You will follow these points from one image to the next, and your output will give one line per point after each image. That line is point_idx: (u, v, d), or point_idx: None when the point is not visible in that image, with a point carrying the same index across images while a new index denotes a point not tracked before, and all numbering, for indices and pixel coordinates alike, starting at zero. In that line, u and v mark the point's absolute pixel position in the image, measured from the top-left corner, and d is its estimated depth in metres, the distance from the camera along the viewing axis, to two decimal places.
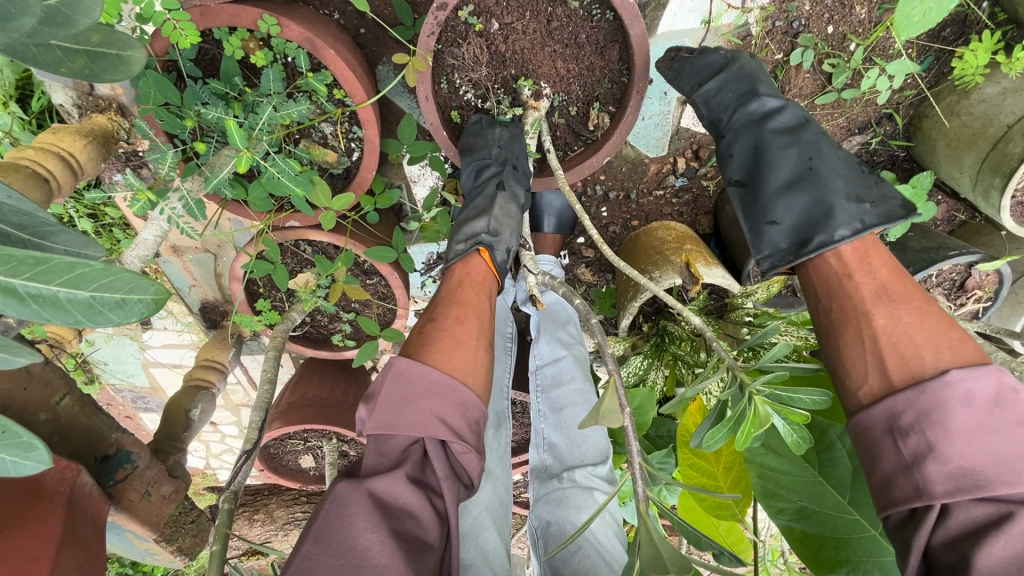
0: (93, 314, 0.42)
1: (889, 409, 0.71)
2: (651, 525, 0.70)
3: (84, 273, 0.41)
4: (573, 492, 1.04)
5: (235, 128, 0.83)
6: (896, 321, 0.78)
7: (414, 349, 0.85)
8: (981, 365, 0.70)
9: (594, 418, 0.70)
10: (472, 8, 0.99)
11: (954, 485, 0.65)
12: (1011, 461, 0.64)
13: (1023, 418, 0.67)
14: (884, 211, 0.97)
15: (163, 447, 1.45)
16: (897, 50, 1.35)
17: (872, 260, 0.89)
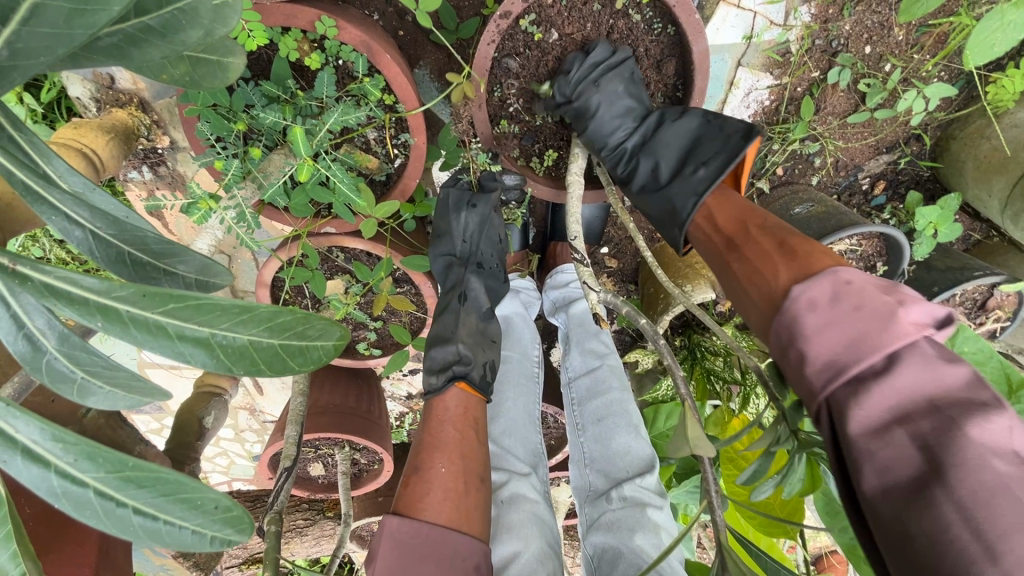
0: (277, 363, 0.41)
1: (776, 335, 0.69)
2: (736, 558, 0.67)
3: (284, 321, 0.41)
4: (627, 512, 1.01)
5: (299, 136, 0.80)
6: (751, 260, 0.77)
7: (403, 506, 0.85)
8: (820, 272, 0.67)
9: (680, 446, 0.67)
10: (533, 17, 0.97)
11: (827, 380, 0.61)
12: (862, 338, 0.60)
13: (861, 301, 0.62)
14: (719, 166, 0.89)
15: (177, 456, 1.40)
16: (930, 73, 1.37)
17: (718, 214, 0.87)
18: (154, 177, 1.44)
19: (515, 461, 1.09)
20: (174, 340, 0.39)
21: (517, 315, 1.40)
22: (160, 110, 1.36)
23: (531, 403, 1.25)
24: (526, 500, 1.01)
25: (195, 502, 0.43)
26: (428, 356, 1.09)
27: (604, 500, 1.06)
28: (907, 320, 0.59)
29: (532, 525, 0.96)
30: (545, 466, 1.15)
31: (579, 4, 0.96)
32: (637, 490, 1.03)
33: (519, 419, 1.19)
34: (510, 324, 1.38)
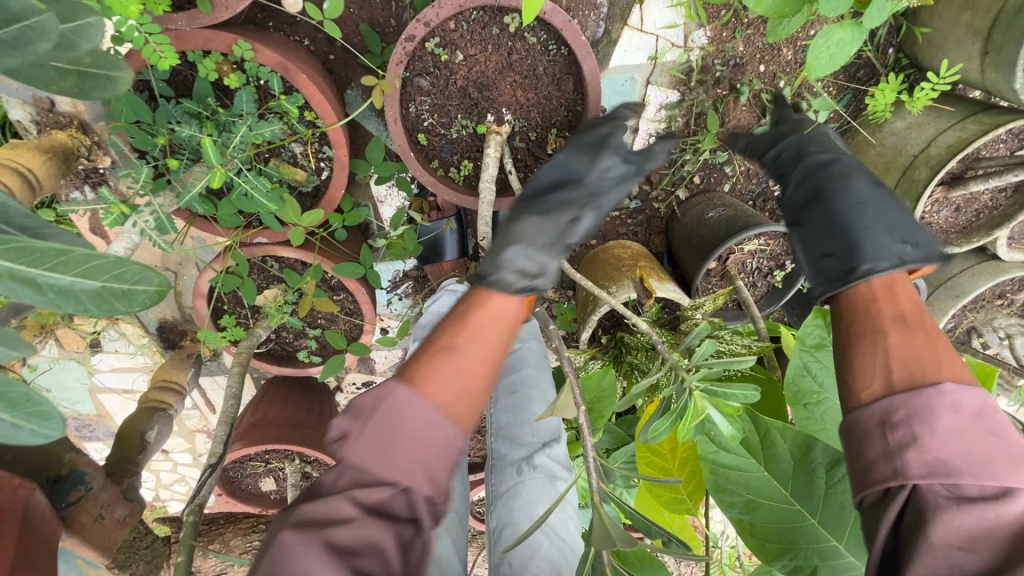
0: (101, 303, 0.53)
1: (882, 406, 0.66)
2: (604, 512, 0.74)
3: (98, 265, 0.53)
4: (533, 484, 1.10)
5: (210, 146, 0.87)
6: (902, 334, 0.71)
7: (414, 374, 0.68)
8: (969, 382, 0.65)
9: (550, 413, 0.75)
10: (438, 40, 1.07)
11: (928, 473, 0.61)
12: (986, 461, 0.61)
13: (1000, 429, 0.63)
14: (924, 250, 0.86)
15: (117, 470, 1.41)
16: (819, 88, 1.51)
17: (897, 287, 0.79)
18: (96, 196, 1.48)
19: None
20: (5, 280, 0.49)
21: (450, 310, 1.46)
22: (102, 132, 1.41)
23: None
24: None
25: (14, 400, 0.57)
26: (496, 261, 0.83)
27: (514, 470, 1.13)
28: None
29: None
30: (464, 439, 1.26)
31: (479, 28, 1.07)
32: (547, 463, 1.13)
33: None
34: (439, 320, 1.43)
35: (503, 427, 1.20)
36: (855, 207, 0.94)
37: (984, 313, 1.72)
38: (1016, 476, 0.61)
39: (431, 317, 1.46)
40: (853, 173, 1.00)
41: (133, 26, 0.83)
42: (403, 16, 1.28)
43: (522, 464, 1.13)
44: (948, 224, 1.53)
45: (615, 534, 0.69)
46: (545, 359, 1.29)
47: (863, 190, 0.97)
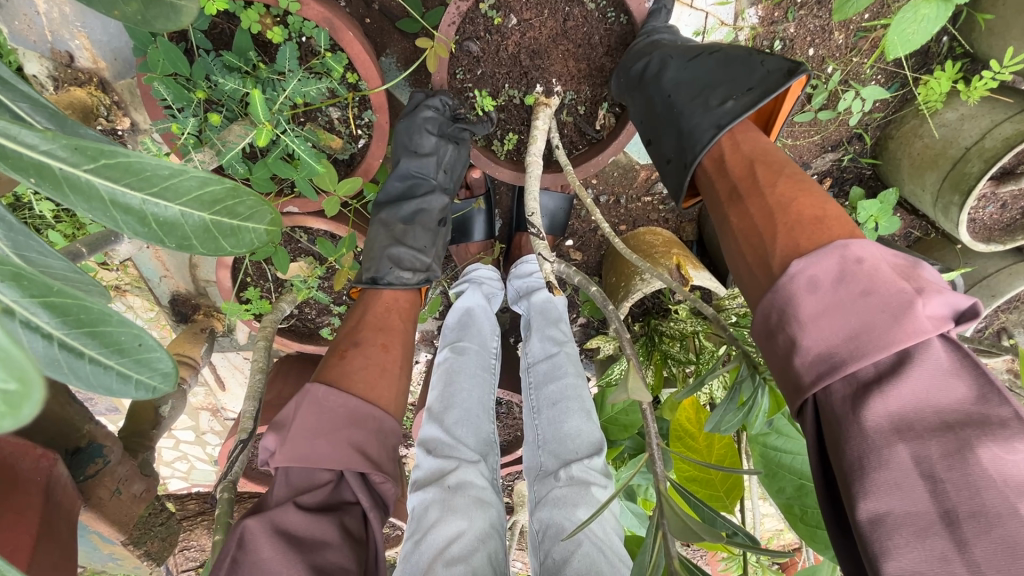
0: (208, 241, 0.36)
1: (762, 314, 0.71)
2: (672, 501, 0.72)
3: (214, 192, 0.35)
4: (570, 489, 1.06)
5: (257, 100, 0.82)
6: (748, 216, 0.77)
7: (333, 375, 0.91)
8: (825, 246, 0.67)
9: (622, 395, 0.72)
10: (492, 1, 1.02)
11: (819, 372, 0.62)
12: (863, 331, 0.60)
13: (869, 285, 0.62)
14: (749, 101, 0.86)
15: (131, 445, 1.36)
16: (868, 75, 1.46)
17: (729, 166, 0.84)
18: None
19: (465, 448, 1.13)
20: (106, 207, 0.32)
21: (478, 306, 1.40)
22: (121, 92, 1.35)
23: (486, 393, 1.28)
24: (472, 487, 1.06)
25: (123, 347, 0.37)
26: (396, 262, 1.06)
27: (554, 475, 1.11)
28: (923, 314, 0.59)
29: (475, 508, 1.03)
30: (496, 453, 1.21)
31: None
32: (585, 467, 1.09)
33: (472, 408, 1.21)
34: (468, 315, 1.38)
35: (544, 435, 1.19)
36: (668, 101, 0.96)
37: (1017, 314, 1.69)
38: (898, 335, 0.58)
39: (459, 313, 1.39)
40: (664, 60, 0.97)
41: None
42: None
43: (561, 470, 1.10)
44: (992, 221, 1.50)
45: (697, 527, 0.67)
46: (582, 368, 1.27)
47: (682, 72, 0.96)
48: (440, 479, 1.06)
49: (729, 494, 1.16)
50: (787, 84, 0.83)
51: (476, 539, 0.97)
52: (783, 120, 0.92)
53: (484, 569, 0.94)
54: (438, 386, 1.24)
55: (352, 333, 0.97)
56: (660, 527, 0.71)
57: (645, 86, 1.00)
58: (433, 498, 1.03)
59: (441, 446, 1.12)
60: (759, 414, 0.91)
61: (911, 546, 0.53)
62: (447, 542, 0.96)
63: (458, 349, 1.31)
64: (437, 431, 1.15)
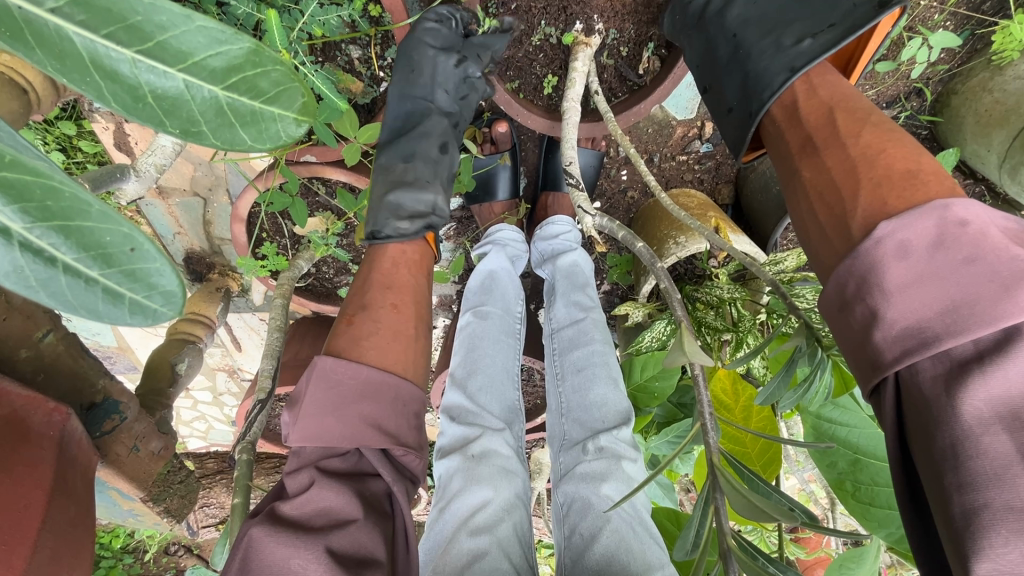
0: (222, 130, 0.27)
1: (835, 283, 0.60)
2: (727, 474, 0.66)
3: (225, 54, 0.26)
4: (596, 463, 1.01)
5: (271, 26, 0.72)
6: (822, 170, 0.66)
7: (342, 346, 0.83)
8: (919, 205, 0.56)
9: (677, 357, 0.64)
10: None
11: (905, 349, 0.53)
12: (965, 304, 0.50)
13: (975, 251, 0.51)
14: (832, 38, 0.74)
15: (148, 402, 1.34)
16: (937, 22, 1.33)
17: (802, 114, 0.73)
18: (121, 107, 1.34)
19: (490, 417, 1.08)
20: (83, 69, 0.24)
21: (502, 269, 1.33)
22: None
23: (510, 358, 1.22)
24: (498, 456, 1.01)
25: (109, 252, 0.27)
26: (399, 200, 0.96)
27: (577, 451, 1.06)
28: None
29: (500, 479, 0.99)
30: (521, 420, 1.15)
31: None
32: (611, 442, 1.03)
33: (496, 375, 1.16)
34: (492, 278, 1.32)
35: (567, 405, 1.14)
36: (734, 41, 0.85)
37: None
38: (1012, 309, 0.48)
39: (481, 276, 1.32)
40: None
41: None
42: None
43: (585, 446, 1.04)
44: None
45: (759, 503, 0.60)
46: (609, 333, 1.20)
47: (751, 9, 0.85)
48: (464, 446, 1.02)
49: (766, 468, 1.10)
50: (881, 17, 0.70)
51: (501, 507, 0.94)
52: (865, 66, 0.80)
53: (509, 540, 0.91)
54: (461, 351, 1.19)
55: (381, 291, 0.90)
56: (715, 501, 0.65)
57: (707, 27, 0.89)
58: (456, 466, 0.99)
59: (465, 415, 1.08)
60: (817, 391, 0.83)
61: (1012, 545, 0.44)
62: (472, 510, 0.92)
63: (481, 314, 1.24)
64: (461, 397, 1.10)
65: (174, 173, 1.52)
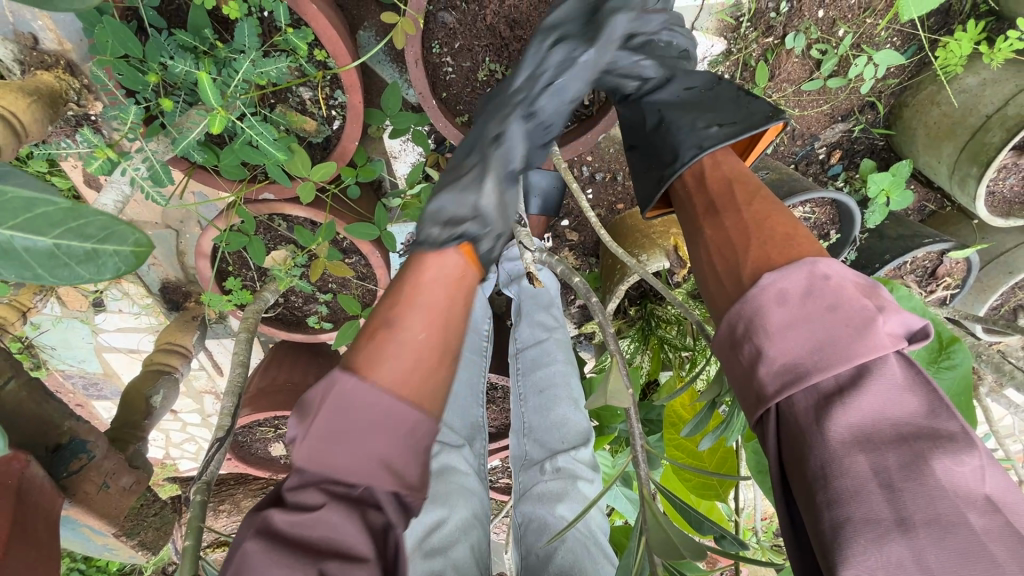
0: (57, 269, 0.32)
1: (726, 325, 0.64)
2: (655, 506, 0.68)
3: (45, 213, 0.32)
4: (556, 481, 1.04)
5: (206, 83, 0.75)
6: (721, 229, 0.70)
7: (360, 361, 0.62)
8: (794, 261, 0.61)
9: (600, 398, 0.66)
10: None
11: (782, 384, 0.57)
12: (829, 344, 0.55)
13: (835, 300, 0.57)
14: (733, 130, 0.81)
15: (122, 435, 1.36)
16: (883, 39, 1.36)
17: (708, 181, 0.78)
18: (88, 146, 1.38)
19: (449, 434, 1.11)
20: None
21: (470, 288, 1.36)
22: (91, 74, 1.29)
23: (476, 376, 1.23)
24: (456, 474, 1.04)
25: None
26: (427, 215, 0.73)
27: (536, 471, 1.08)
28: (883, 331, 0.55)
29: (460, 500, 0.99)
30: (483, 439, 1.17)
31: None
32: (571, 462, 1.06)
33: (460, 393, 1.17)
34: None
35: (529, 425, 1.18)
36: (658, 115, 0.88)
37: None
38: (865, 349, 0.54)
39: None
40: (664, 80, 0.90)
41: None
42: None
43: (545, 465, 1.08)
44: (1011, 195, 1.39)
45: (679, 542, 0.63)
46: (572, 354, 1.24)
47: (676, 95, 0.89)
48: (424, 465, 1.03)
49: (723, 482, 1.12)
50: (771, 125, 0.80)
51: (458, 528, 0.93)
52: (757, 156, 0.87)
53: (467, 563, 0.90)
54: None
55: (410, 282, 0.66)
56: (642, 535, 0.67)
57: (636, 98, 0.92)
58: None
59: None
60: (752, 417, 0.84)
61: (869, 554, 0.49)
62: (429, 530, 0.92)
63: None
64: None
65: (147, 206, 1.55)
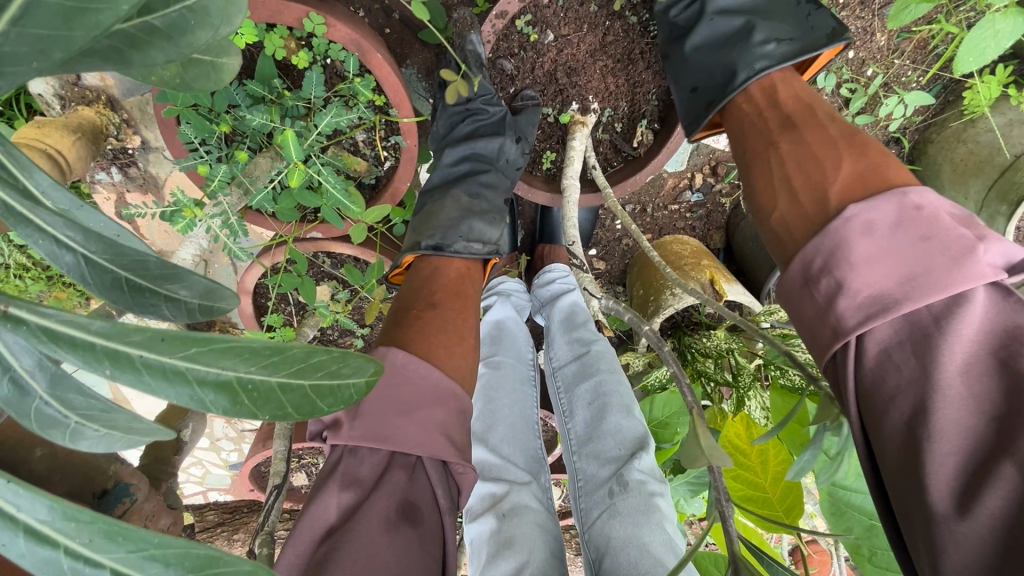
0: (307, 409, 0.30)
1: (800, 263, 0.64)
2: (750, 565, 0.67)
3: (315, 360, 0.29)
4: (635, 498, 0.94)
5: (288, 139, 0.77)
6: (798, 145, 0.70)
7: (401, 341, 0.69)
8: (884, 191, 0.60)
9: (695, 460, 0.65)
10: (529, 17, 0.93)
11: (866, 315, 0.56)
12: (921, 275, 0.55)
13: (929, 231, 0.56)
14: (791, 49, 0.81)
15: (154, 472, 1.32)
16: (911, 79, 1.40)
17: (779, 93, 0.78)
18: (124, 179, 1.37)
19: (514, 469, 1.07)
20: (192, 388, 0.28)
21: (509, 318, 1.35)
22: (131, 109, 1.28)
23: (527, 407, 1.22)
24: (526, 511, 1.00)
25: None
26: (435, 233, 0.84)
27: (605, 496, 0.98)
28: (984, 261, 0.54)
29: (535, 536, 0.96)
30: (546, 468, 1.15)
31: (576, 5, 0.93)
32: (642, 481, 0.96)
33: (517, 424, 1.15)
34: (502, 330, 1.33)
35: (584, 442, 1.09)
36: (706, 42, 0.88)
37: None
38: (963, 277, 0.53)
39: (489, 326, 1.33)
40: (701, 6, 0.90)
41: None
42: None
43: (614, 485, 0.98)
44: None
45: None
46: (615, 362, 1.16)
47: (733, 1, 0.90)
48: (495, 505, 1.00)
49: (789, 514, 1.02)
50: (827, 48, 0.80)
51: (539, 571, 0.90)
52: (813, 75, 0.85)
53: None
54: (478, 405, 1.18)
55: (422, 294, 0.76)
56: None
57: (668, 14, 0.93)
58: (488, 529, 0.97)
59: (490, 471, 1.05)
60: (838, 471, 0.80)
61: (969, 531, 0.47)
62: None
63: (493, 365, 1.25)
64: (484, 453, 1.08)
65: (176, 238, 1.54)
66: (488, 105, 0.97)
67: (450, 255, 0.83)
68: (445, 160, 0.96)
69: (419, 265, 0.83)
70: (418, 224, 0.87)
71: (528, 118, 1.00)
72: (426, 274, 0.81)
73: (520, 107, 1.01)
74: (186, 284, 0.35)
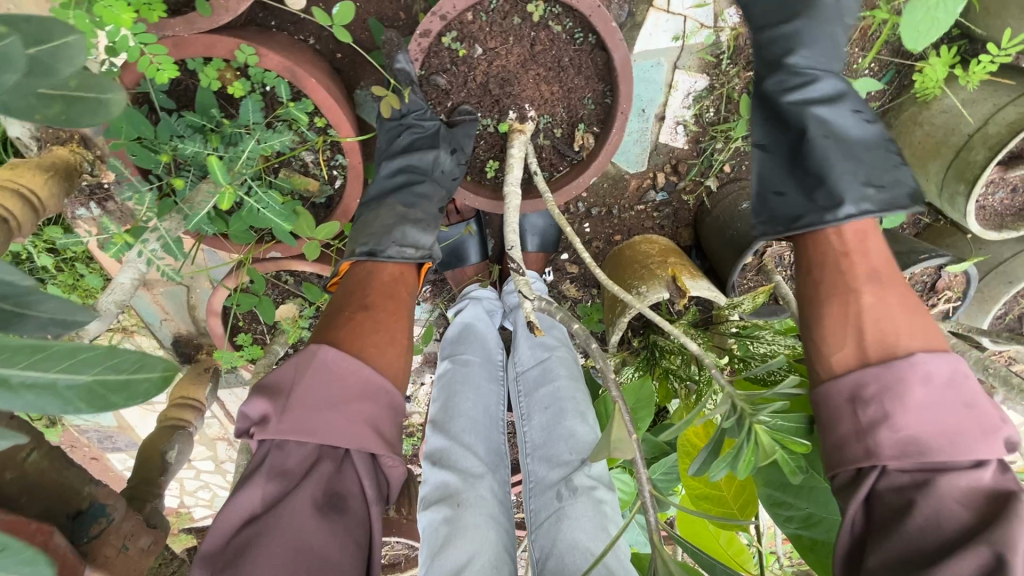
0: (94, 402, 0.35)
1: (853, 382, 0.70)
2: (665, 550, 0.69)
3: (89, 355, 0.35)
4: (579, 503, 0.98)
5: (216, 165, 0.81)
6: (883, 298, 0.74)
7: (335, 340, 0.73)
8: (945, 360, 0.68)
9: (604, 450, 0.67)
10: (454, 34, 0.98)
11: (900, 451, 0.66)
12: (957, 434, 0.65)
13: (971, 401, 0.67)
14: (884, 201, 0.84)
15: (138, 494, 1.36)
16: (860, 66, 1.41)
17: (870, 243, 0.81)
18: (102, 213, 1.44)
19: (472, 459, 1.09)
20: None
21: (478, 320, 1.37)
22: (103, 146, 1.35)
23: (492, 404, 1.23)
24: (481, 506, 1.01)
25: None
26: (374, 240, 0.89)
27: (553, 498, 1.01)
28: (1003, 438, 0.66)
29: (486, 530, 0.98)
30: (504, 465, 1.16)
31: (499, 19, 0.97)
32: (590, 487, 1.00)
33: (479, 420, 1.17)
34: (468, 329, 1.35)
35: (538, 446, 1.12)
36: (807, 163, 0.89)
37: None
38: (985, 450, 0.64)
39: (458, 327, 1.35)
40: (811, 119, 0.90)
41: (126, 36, 0.76)
42: (413, 7, 1.17)
43: (563, 490, 1.01)
44: (1002, 208, 1.41)
45: None
46: (576, 369, 1.20)
47: (842, 118, 0.90)
48: (447, 497, 1.02)
49: (744, 509, 1.06)
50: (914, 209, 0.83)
51: (487, 564, 0.92)
52: None
53: None
54: (438, 400, 1.20)
55: (355, 298, 0.79)
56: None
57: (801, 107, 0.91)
58: (442, 517, 0.99)
59: (445, 459, 1.08)
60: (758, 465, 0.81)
61: None
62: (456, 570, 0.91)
63: (460, 361, 1.26)
64: (443, 442, 1.10)
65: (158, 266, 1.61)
66: (420, 120, 1.01)
67: (383, 260, 0.87)
68: (383, 173, 1.02)
69: (355, 272, 0.87)
70: (357, 233, 0.92)
71: (463, 131, 1.03)
72: (362, 277, 0.85)
73: (456, 119, 1.05)
74: (39, 303, 0.45)
